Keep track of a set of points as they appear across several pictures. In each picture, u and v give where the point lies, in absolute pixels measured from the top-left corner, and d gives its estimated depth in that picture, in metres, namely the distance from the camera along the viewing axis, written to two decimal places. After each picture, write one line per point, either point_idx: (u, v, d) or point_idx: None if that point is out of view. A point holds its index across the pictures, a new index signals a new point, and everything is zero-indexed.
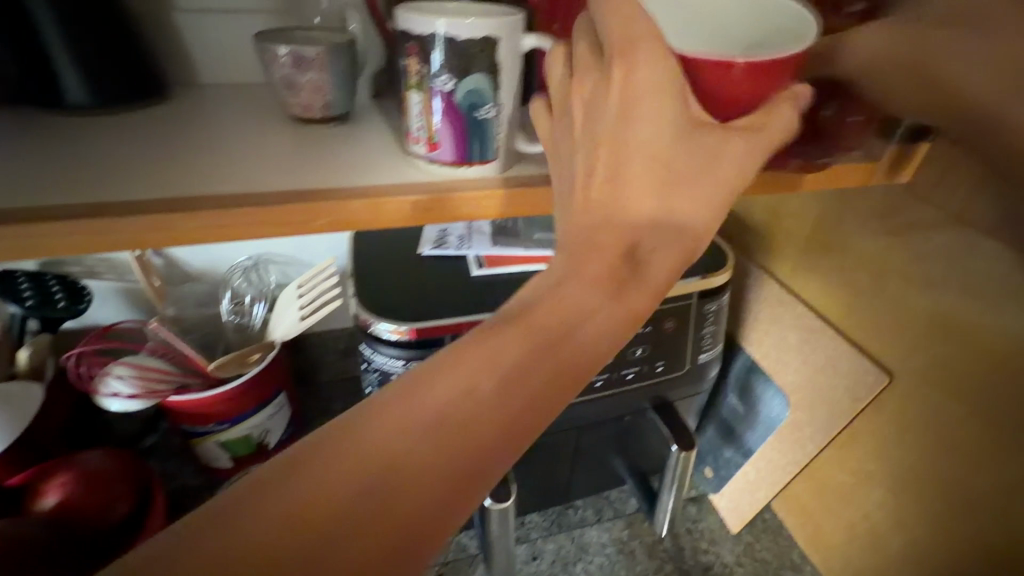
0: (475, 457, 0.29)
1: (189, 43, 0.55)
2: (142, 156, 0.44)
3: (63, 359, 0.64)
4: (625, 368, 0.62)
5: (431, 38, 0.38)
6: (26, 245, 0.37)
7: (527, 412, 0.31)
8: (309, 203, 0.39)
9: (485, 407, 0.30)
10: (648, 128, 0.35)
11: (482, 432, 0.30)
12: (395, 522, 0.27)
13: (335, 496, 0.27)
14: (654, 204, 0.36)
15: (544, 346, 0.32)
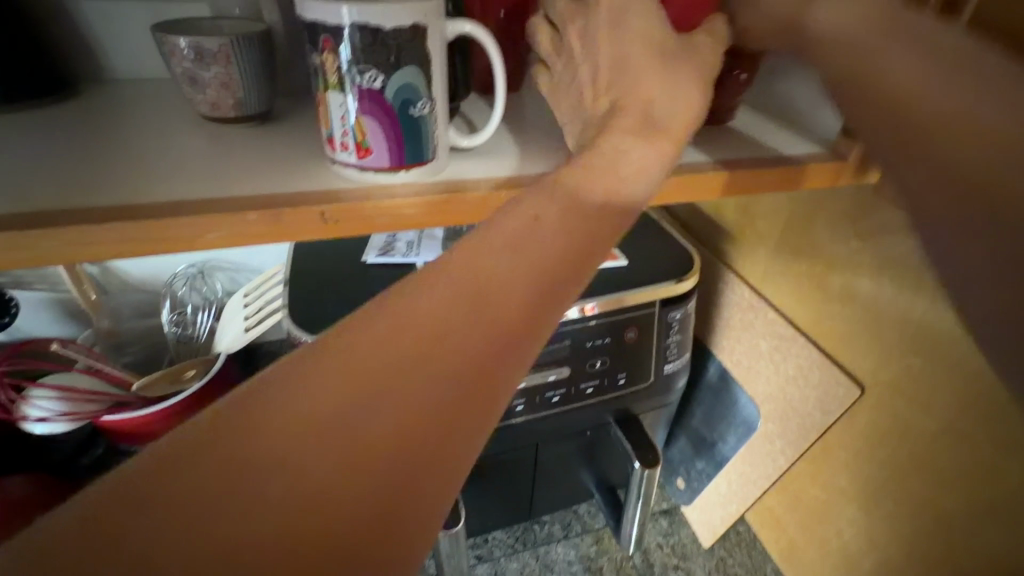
0: (417, 412, 0.27)
1: (98, 35, 0.50)
2: (28, 161, 0.40)
3: None
4: (584, 381, 0.58)
5: (344, 29, 0.31)
6: None
7: (510, 309, 0.30)
8: (199, 215, 0.34)
9: (462, 309, 0.29)
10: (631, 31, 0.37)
11: (466, 328, 0.29)
12: (374, 427, 0.26)
13: (300, 414, 0.26)
14: (658, 90, 0.36)
15: (483, 305, 0.29)
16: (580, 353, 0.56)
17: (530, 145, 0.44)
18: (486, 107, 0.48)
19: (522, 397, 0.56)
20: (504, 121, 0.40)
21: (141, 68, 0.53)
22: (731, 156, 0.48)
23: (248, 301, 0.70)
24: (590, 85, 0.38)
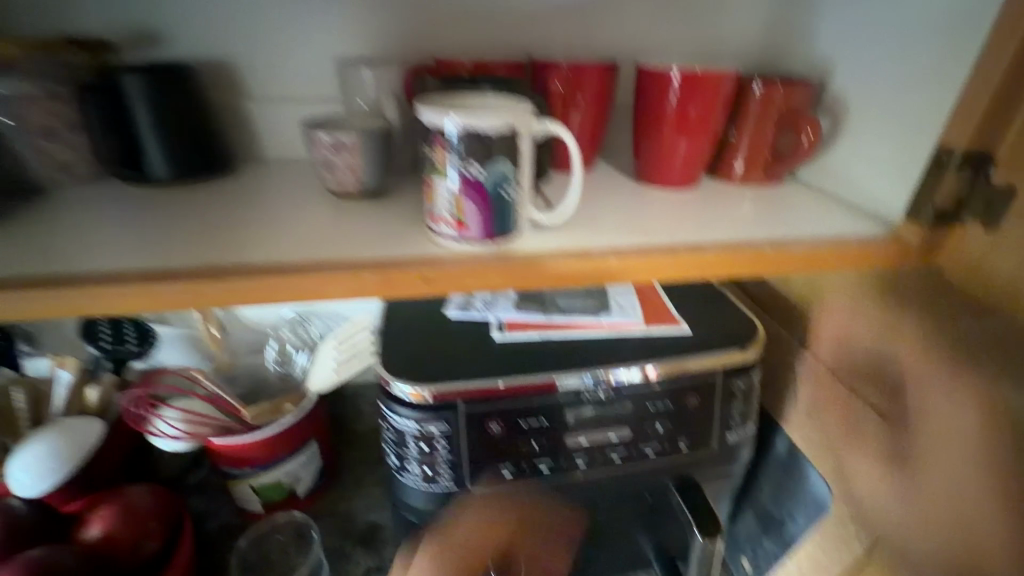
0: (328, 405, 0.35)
1: (258, 127, 0.64)
2: (198, 225, 0.50)
3: (121, 399, 0.71)
4: (646, 444, 0.59)
5: (453, 133, 0.39)
6: (88, 303, 0.42)
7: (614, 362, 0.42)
8: (327, 275, 0.42)
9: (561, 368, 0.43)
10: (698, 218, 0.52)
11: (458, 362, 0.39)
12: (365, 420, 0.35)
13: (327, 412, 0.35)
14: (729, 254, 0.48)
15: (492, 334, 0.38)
16: (642, 415, 0.58)
17: (602, 222, 0.50)
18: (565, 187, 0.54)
19: (584, 454, 0.57)
20: (580, 201, 0.46)
21: (282, 150, 0.65)
22: (789, 236, 0.51)
23: (339, 347, 0.78)
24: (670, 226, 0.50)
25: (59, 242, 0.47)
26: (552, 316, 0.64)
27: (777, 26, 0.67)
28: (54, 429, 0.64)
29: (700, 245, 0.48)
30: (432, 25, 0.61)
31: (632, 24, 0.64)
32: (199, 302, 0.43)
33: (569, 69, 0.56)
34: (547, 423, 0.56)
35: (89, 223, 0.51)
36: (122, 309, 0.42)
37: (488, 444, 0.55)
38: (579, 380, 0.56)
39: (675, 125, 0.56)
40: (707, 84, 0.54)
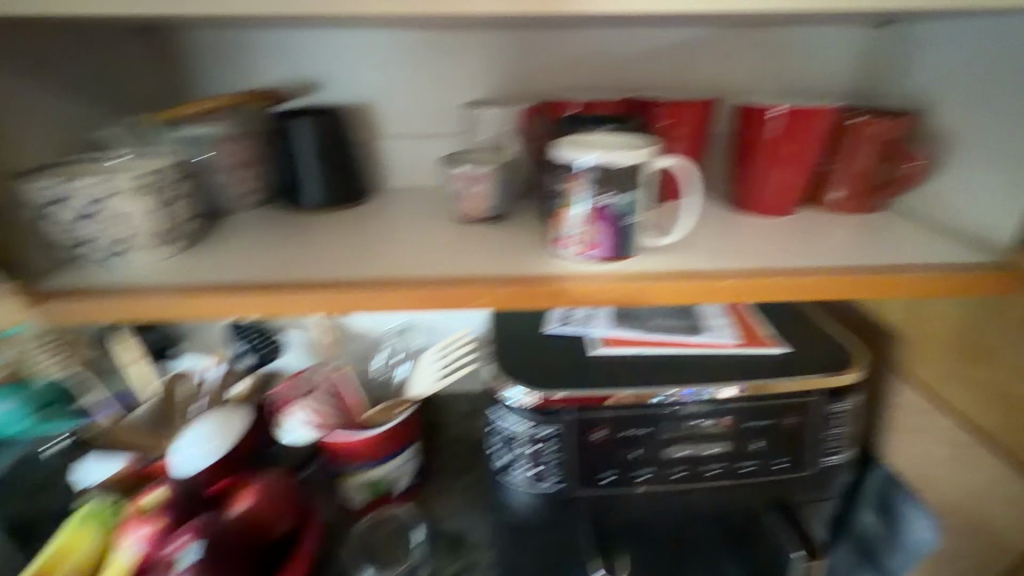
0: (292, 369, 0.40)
1: (387, 160, 0.73)
2: (350, 243, 0.59)
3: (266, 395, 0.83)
4: (742, 461, 0.61)
5: (588, 170, 0.45)
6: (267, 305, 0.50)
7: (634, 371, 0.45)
8: (467, 287, 0.48)
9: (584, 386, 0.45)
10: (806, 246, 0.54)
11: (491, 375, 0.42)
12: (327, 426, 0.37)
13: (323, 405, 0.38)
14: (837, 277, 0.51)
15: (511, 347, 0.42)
16: (738, 432, 0.61)
17: (707, 246, 0.54)
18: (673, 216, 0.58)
19: (683, 466, 0.61)
20: (697, 222, 0.50)
21: (405, 180, 0.74)
22: (893, 262, 0.53)
23: (440, 356, 0.83)
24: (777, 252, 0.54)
25: (241, 253, 0.55)
26: (648, 334, 0.68)
27: (870, 62, 0.70)
28: (212, 416, 0.74)
29: (807, 270, 0.51)
30: (542, 71, 0.69)
31: (726, 64, 0.69)
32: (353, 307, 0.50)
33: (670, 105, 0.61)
34: (650, 432, 0.60)
35: (245, 237, 0.59)
36: (294, 312, 0.49)
37: (591, 450, 0.60)
38: (678, 395, 0.59)
39: (774, 156, 0.59)
40: (807, 119, 0.57)
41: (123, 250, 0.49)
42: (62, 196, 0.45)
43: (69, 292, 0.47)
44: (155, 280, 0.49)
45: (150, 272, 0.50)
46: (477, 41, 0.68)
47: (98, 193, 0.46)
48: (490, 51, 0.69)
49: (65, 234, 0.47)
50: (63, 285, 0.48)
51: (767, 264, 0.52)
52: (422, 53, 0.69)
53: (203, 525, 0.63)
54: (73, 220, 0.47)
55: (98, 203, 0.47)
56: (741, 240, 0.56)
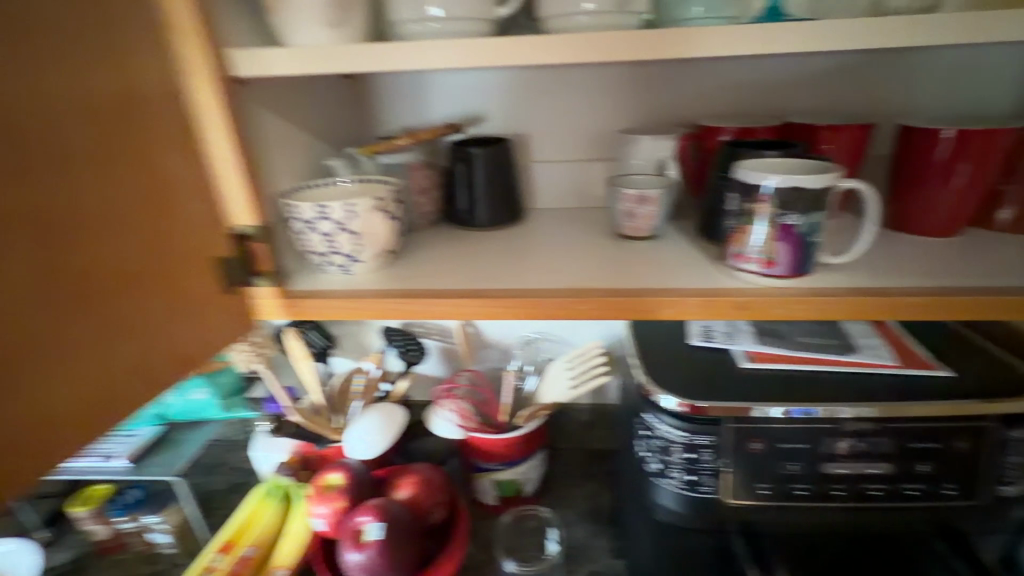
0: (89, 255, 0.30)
1: (538, 183, 0.80)
2: (521, 256, 0.65)
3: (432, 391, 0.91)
4: (908, 484, 0.60)
5: (765, 190, 0.49)
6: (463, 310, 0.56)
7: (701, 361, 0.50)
8: (651, 296, 0.52)
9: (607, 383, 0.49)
10: (989, 268, 0.54)
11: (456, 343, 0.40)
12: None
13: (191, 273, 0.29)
14: None
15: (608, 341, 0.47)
16: (905, 453, 0.60)
17: (880, 266, 0.55)
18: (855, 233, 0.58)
19: (844, 484, 0.61)
20: (876, 239, 0.52)
21: (552, 201, 0.81)
22: None
23: (570, 367, 0.86)
24: (962, 273, 0.54)
25: (434, 264, 0.64)
26: (797, 351, 0.69)
27: None
28: (374, 409, 0.83)
29: (1000, 289, 0.50)
30: (691, 100, 0.74)
31: (882, 86, 0.70)
32: (535, 311, 0.54)
33: (826, 130, 0.63)
34: (808, 447, 0.61)
35: (430, 250, 0.67)
36: (491, 315, 0.55)
37: (750, 461, 0.62)
38: (839, 413, 0.60)
39: (944, 176, 0.60)
40: (981, 141, 0.57)
41: (351, 263, 0.57)
42: (316, 218, 0.53)
43: (314, 294, 0.56)
44: (373, 286, 0.58)
45: (369, 280, 0.58)
46: (630, 73, 0.74)
47: (346, 213, 0.53)
48: (641, 82, 0.74)
49: (312, 247, 0.56)
50: (306, 288, 0.57)
51: (950, 283, 0.52)
52: (578, 84, 0.75)
53: (381, 506, 0.70)
54: (323, 238, 0.55)
55: (343, 223, 0.54)
56: (913, 260, 0.57)
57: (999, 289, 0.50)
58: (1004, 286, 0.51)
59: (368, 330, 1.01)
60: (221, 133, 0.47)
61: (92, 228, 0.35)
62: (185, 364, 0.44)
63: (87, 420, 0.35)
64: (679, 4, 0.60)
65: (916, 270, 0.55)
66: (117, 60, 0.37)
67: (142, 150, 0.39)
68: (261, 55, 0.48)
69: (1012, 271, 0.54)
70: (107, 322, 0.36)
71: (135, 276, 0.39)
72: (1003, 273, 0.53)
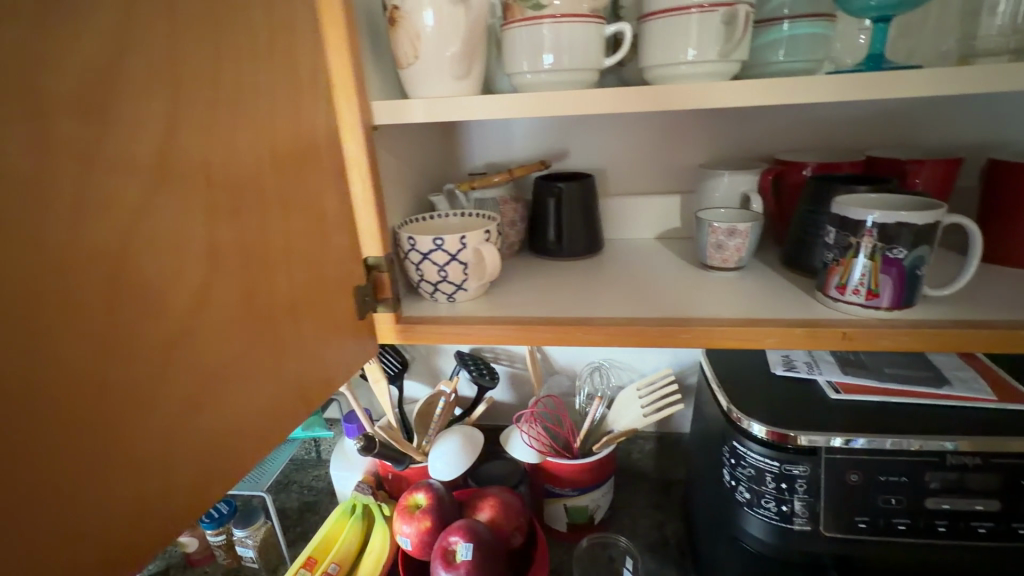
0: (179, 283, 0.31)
1: (615, 215, 0.83)
2: (610, 285, 0.68)
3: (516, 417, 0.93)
4: (1016, 521, 0.59)
5: (864, 224, 0.51)
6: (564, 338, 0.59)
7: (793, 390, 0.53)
8: (753, 326, 0.54)
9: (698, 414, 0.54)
10: None
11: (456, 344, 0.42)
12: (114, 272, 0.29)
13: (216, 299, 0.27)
14: None
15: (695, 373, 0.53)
16: (1012, 490, 0.59)
17: (981, 299, 0.56)
18: (955, 266, 0.59)
19: (946, 519, 0.60)
20: (980, 270, 0.52)
21: (628, 232, 0.84)
22: None
23: (641, 394, 0.88)
24: None
25: (527, 292, 0.67)
26: (886, 381, 0.69)
27: None
28: (454, 432, 0.85)
29: None
30: (768, 136, 0.77)
31: (964, 121, 0.71)
32: (635, 339, 0.56)
33: (914, 164, 0.64)
34: (908, 480, 0.60)
35: (520, 279, 0.71)
36: (591, 342, 0.57)
37: (848, 493, 0.61)
38: (940, 446, 0.59)
39: None
40: None
41: (458, 292, 0.61)
42: (432, 249, 0.58)
43: (425, 320, 0.59)
44: (477, 313, 0.61)
45: (472, 308, 0.62)
46: (709, 111, 0.77)
47: (459, 245, 0.58)
48: (718, 120, 0.77)
49: (424, 276, 0.60)
50: (417, 314, 0.61)
51: None
52: (658, 123, 0.79)
53: (469, 527, 0.72)
54: (437, 267, 0.59)
55: (456, 254, 0.58)
56: (1015, 292, 0.57)
57: None
58: None
59: (439, 354, 1.05)
60: (359, 176, 0.52)
61: (275, 263, 0.41)
62: (332, 382, 0.48)
63: (247, 442, 0.38)
64: (766, 48, 0.63)
65: (1021, 302, 0.55)
66: (295, 120, 0.43)
67: (310, 195, 0.45)
68: (399, 106, 0.53)
69: None
70: (280, 345, 0.42)
71: (301, 304, 0.44)
72: None
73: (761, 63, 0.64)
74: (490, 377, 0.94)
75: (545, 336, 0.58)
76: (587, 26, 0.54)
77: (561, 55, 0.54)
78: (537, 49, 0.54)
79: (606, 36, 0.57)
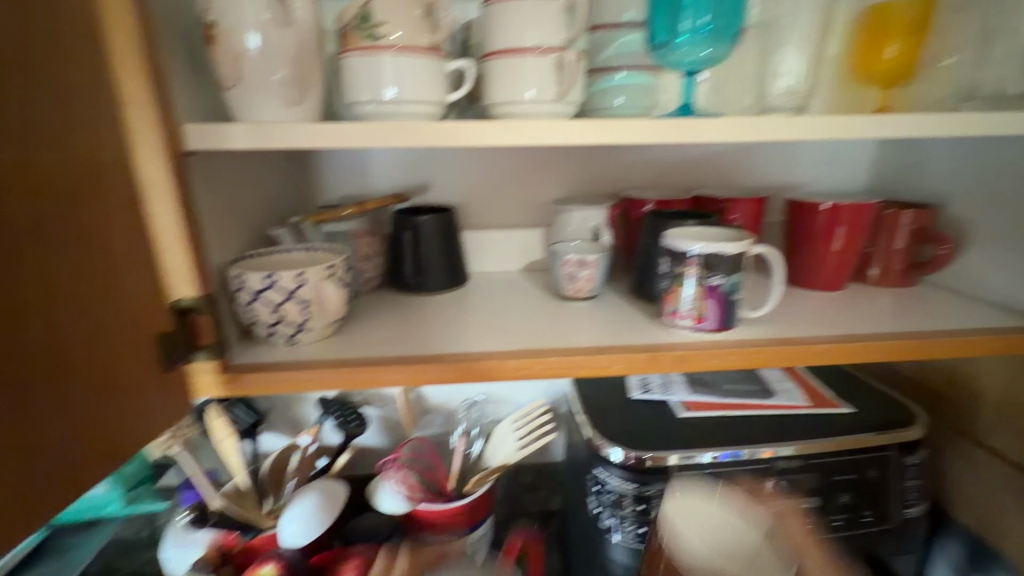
0: None
1: (480, 249, 0.83)
2: (471, 318, 0.67)
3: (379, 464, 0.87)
4: (832, 515, 0.66)
5: (687, 253, 0.56)
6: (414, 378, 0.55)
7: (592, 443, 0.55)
8: (602, 353, 0.55)
9: None
10: (870, 317, 0.64)
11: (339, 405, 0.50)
12: None
13: None
14: (917, 339, 0.58)
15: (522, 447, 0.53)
16: (828, 485, 0.66)
17: (790, 319, 0.63)
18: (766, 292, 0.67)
19: None
20: (784, 294, 0.59)
21: (494, 265, 0.84)
22: (946, 325, 0.62)
23: (517, 427, 0.86)
24: (853, 323, 0.63)
25: (385, 329, 0.63)
26: (725, 397, 0.76)
27: (885, 165, 0.84)
28: (312, 488, 0.76)
29: (886, 335, 0.59)
30: (615, 175, 0.83)
31: (769, 168, 0.83)
32: (491, 373, 0.55)
33: (729, 202, 0.73)
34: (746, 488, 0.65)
35: (378, 316, 0.67)
36: (446, 380, 0.55)
37: None
38: (768, 454, 0.65)
39: (825, 242, 0.71)
40: (853, 214, 0.69)
41: (299, 333, 0.55)
42: (264, 287, 0.52)
43: (258, 367, 0.53)
44: (322, 356, 0.56)
45: (316, 351, 0.56)
46: (562, 150, 0.81)
47: (296, 282, 0.52)
48: (571, 159, 0.82)
49: (259, 318, 0.54)
50: (249, 360, 0.54)
51: (845, 331, 0.61)
52: (517, 163, 0.82)
53: None
54: (271, 307, 0.53)
55: (292, 292, 0.52)
56: (814, 312, 0.66)
57: (883, 333, 0.59)
58: (885, 330, 0.61)
59: (301, 402, 0.95)
60: (166, 205, 0.45)
61: (30, 309, 0.32)
62: (113, 449, 0.39)
63: None
64: (604, 94, 0.68)
65: (818, 320, 0.63)
66: (67, 133, 0.36)
67: (89, 221, 0.37)
68: (216, 130, 0.48)
69: (887, 319, 0.64)
70: (33, 410, 0.33)
71: (64, 356, 0.35)
72: (879, 320, 0.64)
73: (600, 108, 0.69)
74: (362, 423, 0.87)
75: (396, 376, 0.54)
76: (427, 60, 0.53)
77: (402, 88, 0.53)
78: (376, 81, 0.52)
79: (448, 73, 0.57)
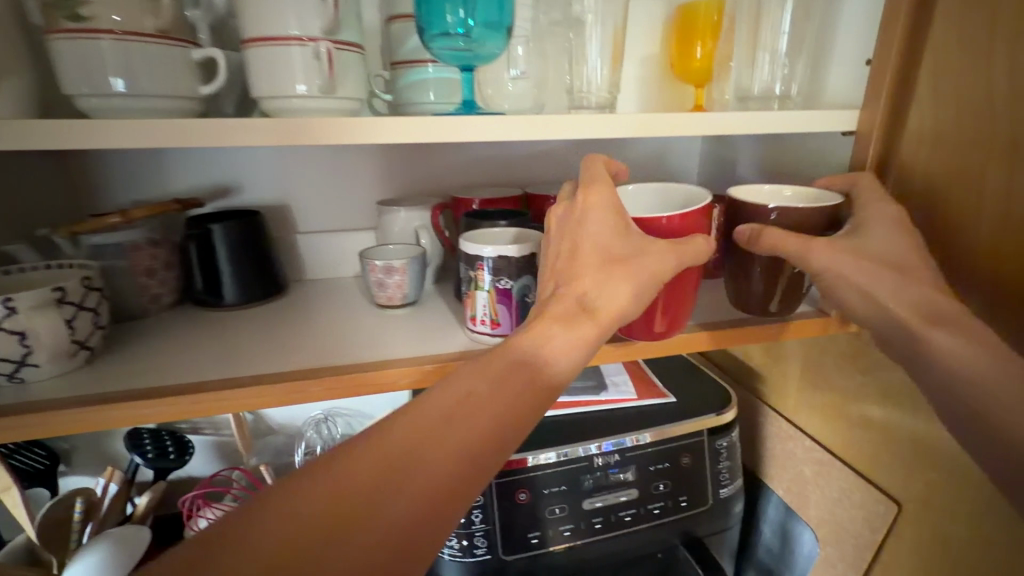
0: None
1: (304, 253, 0.77)
2: (271, 334, 0.60)
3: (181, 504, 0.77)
4: (651, 503, 0.68)
5: (479, 257, 0.54)
6: (167, 413, 0.48)
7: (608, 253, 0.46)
8: (387, 369, 0.52)
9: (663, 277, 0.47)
10: None
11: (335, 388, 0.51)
12: None
13: None
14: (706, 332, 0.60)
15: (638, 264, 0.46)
16: (645, 475, 0.67)
17: None
18: None
19: (599, 515, 0.66)
20: None
21: (321, 271, 0.78)
22: None
23: None
24: None
25: (156, 355, 0.55)
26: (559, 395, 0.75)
27: (708, 160, 0.88)
28: (105, 538, 0.67)
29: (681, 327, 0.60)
30: (448, 172, 0.80)
31: None
32: (267, 399, 0.50)
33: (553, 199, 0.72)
34: (567, 488, 0.65)
35: (154, 340, 0.58)
36: (210, 411, 0.48)
37: (518, 513, 0.63)
38: (586, 450, 0.65)
39: None
40: None
41: (21, 369, 0.46)
42: None
43: None
44: (52, 394, 0.46)
45: (46, 390, 0.47)
46: (388, 147, 0.77)
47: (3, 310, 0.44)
48: (399, 157, 0.78)
49: None
50: None
51: None
52: (339, 160, 0.76)
53: None
54: None
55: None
56: None
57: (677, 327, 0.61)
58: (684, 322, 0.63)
59: (113, 437, 0.83)
60: None
61: None
62: None
63: None
64: (414, 88, 0.64)
65: None
66: None
67: None
68: None
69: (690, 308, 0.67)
70: None
71: None
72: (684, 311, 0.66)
73: (414, 103, 0.65)
74: (189, 456, 0.80)
75: (151, 411, 0.47)
76: (161, 45, 0.46)
77: (134, 78, 0.45)
78: (97, 70, 0.44)
79: (199, 61, 0.50)
